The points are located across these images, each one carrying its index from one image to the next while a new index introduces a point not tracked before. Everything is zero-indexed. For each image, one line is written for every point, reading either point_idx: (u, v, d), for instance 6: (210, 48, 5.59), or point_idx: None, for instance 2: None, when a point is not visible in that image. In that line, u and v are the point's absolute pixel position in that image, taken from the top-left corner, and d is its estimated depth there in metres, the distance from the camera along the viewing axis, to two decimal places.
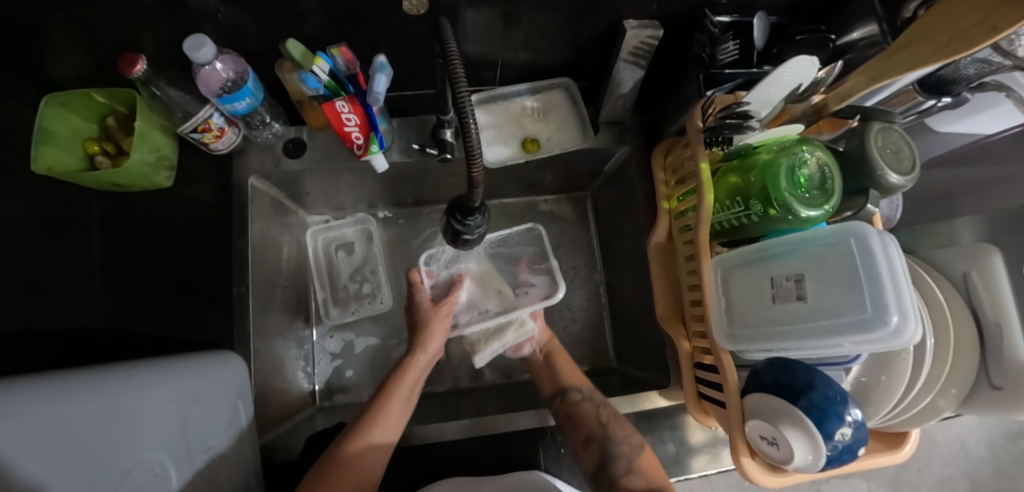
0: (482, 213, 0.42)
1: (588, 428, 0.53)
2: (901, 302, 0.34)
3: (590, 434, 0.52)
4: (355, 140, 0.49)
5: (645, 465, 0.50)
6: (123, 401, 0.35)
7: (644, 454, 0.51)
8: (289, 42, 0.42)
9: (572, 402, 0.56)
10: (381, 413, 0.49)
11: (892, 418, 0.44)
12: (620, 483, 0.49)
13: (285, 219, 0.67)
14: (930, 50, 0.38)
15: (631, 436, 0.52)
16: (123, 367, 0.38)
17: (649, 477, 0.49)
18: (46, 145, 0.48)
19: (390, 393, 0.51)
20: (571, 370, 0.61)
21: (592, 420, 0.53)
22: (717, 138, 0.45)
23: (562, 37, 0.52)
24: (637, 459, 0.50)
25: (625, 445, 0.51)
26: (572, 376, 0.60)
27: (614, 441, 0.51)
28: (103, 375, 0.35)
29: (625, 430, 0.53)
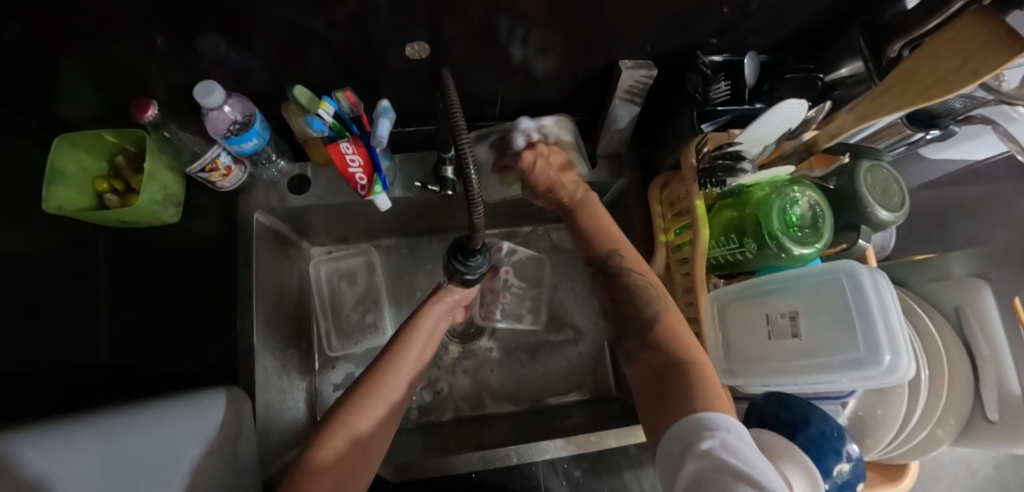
0: (483, 252, 0.42)
1: (607, 306, 0.50)
2: (894, 340, 0.34)
3: (607, 307, 0.50)
4: (360, 181, 0.49)
5: (660, 337, 0.43)
6: (113, 449, 0.35)
7: (665, 317, 0.44)
8: (296, 88, 0.44)
9: (600, 283, 0.50)
10: (371, 395, 0.44)
11: (890, 451, 0.44)
12: (636, 359, 0.44)
13: (288, 251, 0.68)
14: (914, 93, 0.40)
15: (649, 305, 0.45)
16: (114, 419, 0.38)
17: (673, 348, 0.42)
18: (57, 185, 0.48)
19: (393, 359, 0.48)
20: (590, 231, 0.52)
21: (609, 292, 0.49)
22: (711, 178, 0.48)
23: (560, 74, 0.53)
24: (653, 330, 0.44)
25: (643, 311, 0.45)
26: (601, 239, 0.51)
27: (632, 325, 0.46)
28: (88, 432, 0.35)
29: (642, 302, 0.46)
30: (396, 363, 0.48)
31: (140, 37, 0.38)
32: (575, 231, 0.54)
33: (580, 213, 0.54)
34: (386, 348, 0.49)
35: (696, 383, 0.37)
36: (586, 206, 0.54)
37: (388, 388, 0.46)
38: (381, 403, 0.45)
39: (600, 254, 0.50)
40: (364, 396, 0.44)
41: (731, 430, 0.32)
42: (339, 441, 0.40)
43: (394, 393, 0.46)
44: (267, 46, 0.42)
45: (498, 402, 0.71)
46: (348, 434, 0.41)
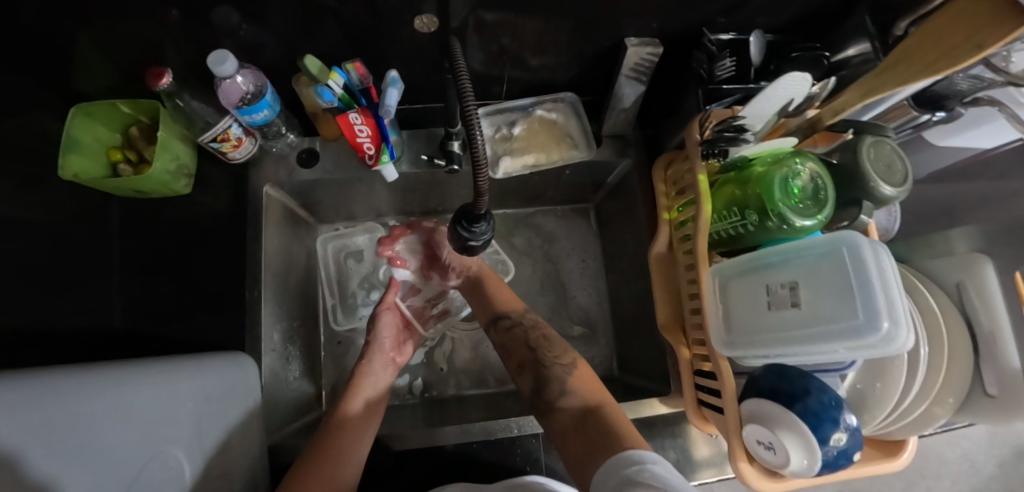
0: (488, 219, 0.43)
1: (520, 355, 0.59)
2: (893, 309, 0.35)
3: (523, 361, 0.58)
4: (367, 151, 0.52)
5: (575, 383, 0.53)
6: (125, 397, 0.34)
7: (576, 368, 0.55)
8: (306, 58, 0.45)
9: (503, 330, 0.62)
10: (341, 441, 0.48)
11: (888, 426, 0.44)
12: (556, 403, 0.52)
13: (296, 227, 0.69)
14: (919, 67, 0.40)
15: (563, 355, 0.57)
16: (126, 368, 0.37)
17: (585, 395, 0.52)
18: (72, 153, 0.50)
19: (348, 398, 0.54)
20: (496, 295, 0.66)
21: (522, 342, 0.60)
22: (712, 151, 0.47)
23: (566, 53, 0.54)
24: (568, 376, 0.54)
25: (557, 365, 0.56)
26: (506, 300, 0.65)
27: (547, 363, 0.57)
28: (101, 376, 0.34)
29: (555, 350, 0.58)
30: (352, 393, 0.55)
31: (155, 7, 0.39)
32: (484, 294, 0.67)
33: (484, 279, 0.68)
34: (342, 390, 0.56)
35: (612, 418, 0.48)
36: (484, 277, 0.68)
37: (351, 412, 0.52)
38: (353, 420, 0.52)
39: (514, 310, 0.64)
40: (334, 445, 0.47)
41: (658, 463, 0.38)
42: (329, 460, 0.46)
43: (356, 416, 0.53)
44: (278, 19, 0.42)
45: (498, 381, 0.71)
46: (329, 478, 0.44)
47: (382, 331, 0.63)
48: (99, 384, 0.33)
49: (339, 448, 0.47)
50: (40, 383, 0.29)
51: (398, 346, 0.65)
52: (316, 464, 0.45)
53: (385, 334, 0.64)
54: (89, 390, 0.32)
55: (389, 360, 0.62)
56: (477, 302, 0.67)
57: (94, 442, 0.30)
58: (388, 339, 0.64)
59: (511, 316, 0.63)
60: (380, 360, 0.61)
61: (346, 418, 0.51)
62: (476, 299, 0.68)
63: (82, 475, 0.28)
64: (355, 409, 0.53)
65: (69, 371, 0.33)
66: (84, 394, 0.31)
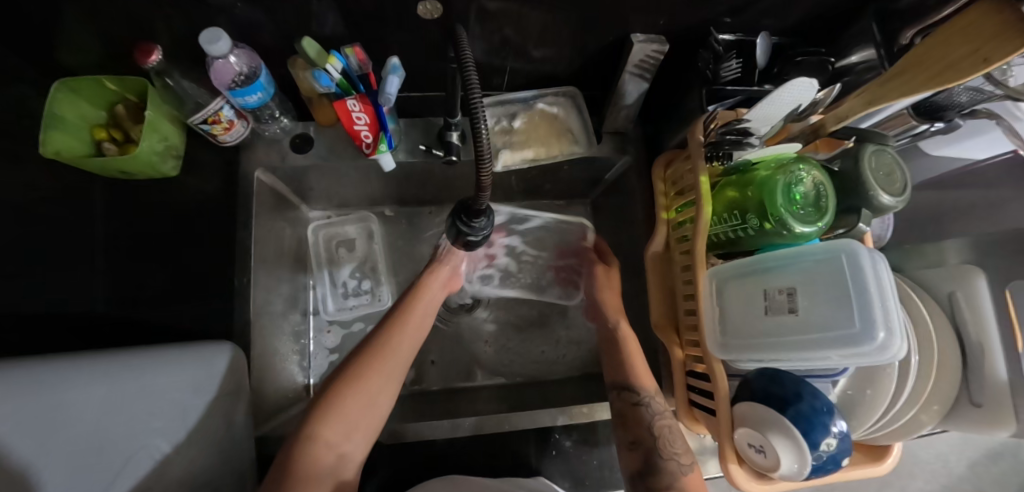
0: (488, 214, 0.42)
1: (638, 432, 0.51)
2: (888, 318, 0.35)
3: (638, 438, 0.50)
4: (365, 139, 0.51)
5: (687, 486, 0.47)
6: (107, 395, 0.37)
7: (693, 476, 0.48)
8: (306, 41, 0.42)
9: (632, 407, 0.53)
10: (365, 385, 0.48)
11: (876, 432, 0.45)
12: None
13: (287, 213, 0.67)
14: (925, 77, 0.40)
15: (685, 454, 0.50)
16: (119, 356, 0.38)
17: None
18: (54, 130, 0.47)
19: (398, 321, 0.54)
20: (638, 370, 0.55)
21: (646, 424, 0.51)
22: (717, 153, 0.48)
23: (571, 46, 0.53)
24: (681, 479, 0.48)
25: (673, 461, 0.49)
26: (647, 377, 0.55)
27: (663, 454, 0.49)
28: (84, 371, 0.37)
29: (676, 445, 0.51)
30: (390, 336, 0.52)
31: None
32: (619, 360, 0.57)
33: (632, 347, 0.57)
34: (380, 325, 0.54)
35: None
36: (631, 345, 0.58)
37: (385, 363, 0.50)
38: (383, 376, 0.49)
39: (648, 389, 0.54)
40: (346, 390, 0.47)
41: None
42: (342, 415, 0.46)
43: (398, 357, 0.51)
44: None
45: (488, 376, 0.71)
46: (345, 414, 0.46)
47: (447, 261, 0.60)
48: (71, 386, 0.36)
49: (347, 395, 0.47)
50: None
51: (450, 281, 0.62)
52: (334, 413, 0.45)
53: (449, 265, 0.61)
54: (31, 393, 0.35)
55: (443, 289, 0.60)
56: (611, 364, 0.57)
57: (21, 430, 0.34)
58: (447, 273, 0.61)
59: (640, 393, 0.54)
60: (440, 280, 0.60)
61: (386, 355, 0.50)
62: (610, 361, 0.58)
63: None
64: (388, 360, 0.50)
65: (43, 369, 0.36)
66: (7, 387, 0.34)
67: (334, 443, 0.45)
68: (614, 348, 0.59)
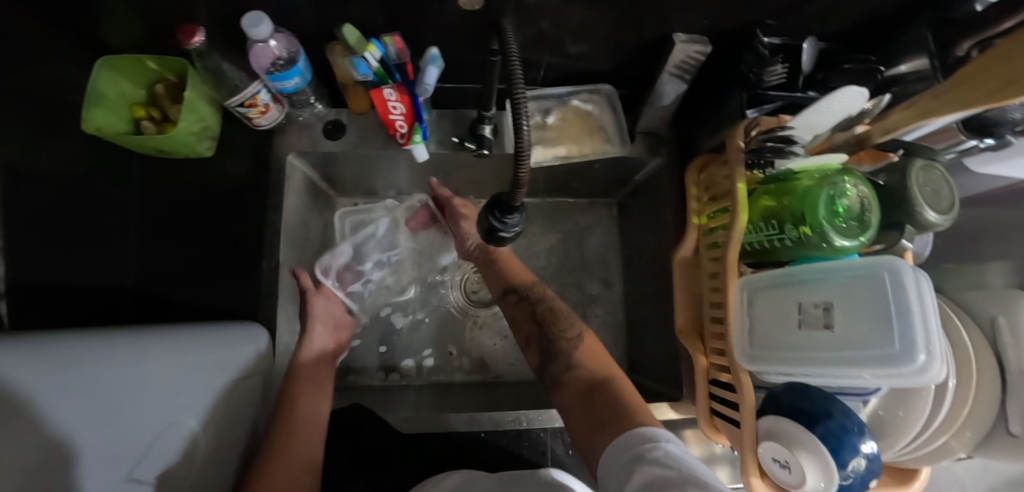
0: (520, 212, 0.42)
1: (526, 329, 0.58)
2: (930, 340, 0.34)
3: (528, 334, 0.58)
4: (400, 128, 0.51)
5: (582, 356, 0.52)
6: (144, 375, 0.35)
7: (586, 343, 0.54)
8: (346, 27, 0.41)
9: (513, 303, 0.60)
10: (284, 443, 0.45)
11: (904, 455, 0.44)
12: (563, 377, 0.51)
13: (315, 198, 0.67)
14: (981, 93, 0.37)
15: (570, 328, 0.55)
16: (144, 338, 0.37)
17: (593, 368, 0.51)
18: (95, 107, 0.48)
19: (298, 376, 0.52)
20: (509, 271, 0.63)
21: (529, 317, 0.58)
22: (759, 160, 0.46)
23: (610, 44, 0.52)
24: (575, 354, 0.52)
25: (563, 343, 0.54)
26: (520, 274, 0.63)
27: (552, 337, 0.55)
28: (109, 350, 0.34)
29: (562, 324, 0.56)
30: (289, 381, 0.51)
31: None
32: (499, 267, 0.65)
33: (498, 256, 0.65)
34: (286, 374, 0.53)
35: (629, 393, 0.46)
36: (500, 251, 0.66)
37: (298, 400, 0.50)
38: (303, 441, 0.46)
39: (525, 283, 0.61)
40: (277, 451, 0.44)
41: (671, 441, 0.37)
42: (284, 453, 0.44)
43: (307, 399, 0.50)
44: None
45: (503, 371, 0.71)
46: (282, 462, 0.43)
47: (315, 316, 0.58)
48: (105, 361, 0.33)
49: (280, 455, 0.44)
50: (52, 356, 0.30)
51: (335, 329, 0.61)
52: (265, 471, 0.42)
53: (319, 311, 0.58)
54: (82, 374, 0.31)
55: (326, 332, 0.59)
56: (491, 275, 0.65)
57: (89, 415, 0.30)
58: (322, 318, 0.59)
59: (521, 290, 0.61)
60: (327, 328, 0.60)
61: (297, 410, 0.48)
62: (486, 269, 0.66)
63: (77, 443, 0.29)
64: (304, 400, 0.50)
65: (48, 345, 0.31)
66: (61, 368, 0.30)
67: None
68: (490, 263, 0.65)
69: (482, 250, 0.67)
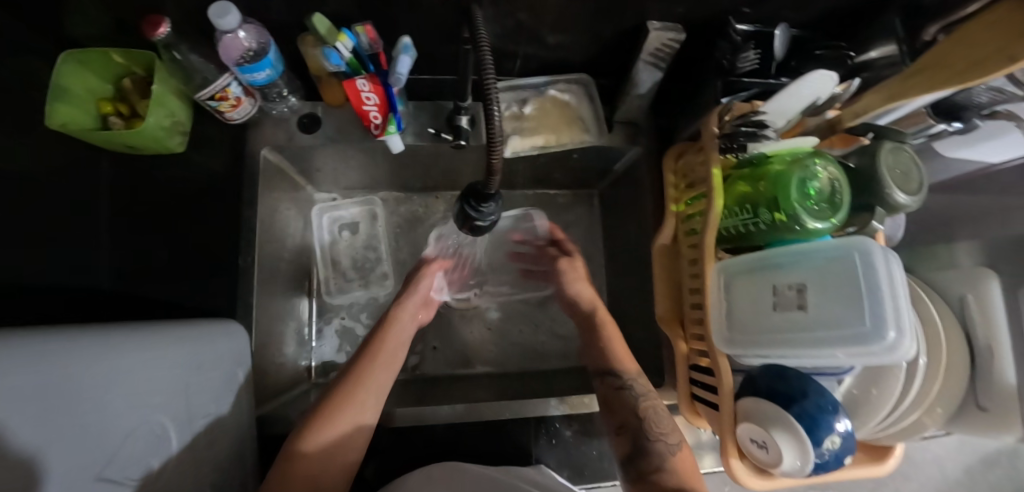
0: (496, 200, 0.42)
1: (623, 414, 0.51)
2: (899, 317, 0.35)
3: (625, 422, 0.50)
4: (373, 120, 0.50)
5: (677, 467, 0.47)
6: (107, 370, 0.32)
7: (680, 455, 0.48)
8: (316, 16, 0.41)
9: (612, 387, 0.53)
10: (352, 400, 0.47)
11: (878, 433, 0.45)
12: (651, 478, 0.46)
13: (293, 194, 0.66)
14: (947, 75, 0.38)
15: (672, 433, 0.50)
16: (97, 330, 0.34)
17: (683, 478, 0.46)
18: (60, 102, 0.47)
19: (385, 335, 0.54)
20: (614, 352, 0.56)
21: (630, 406, 0.51)
22: (731, 144, 0.47)
23: (584, 33, 0.52)
24: (669, 459, 0.48)
25: (661, 441, 0.49)
26: (628, 360, 0.55)
27: (650, 434, 0.49)
28: (69, 342, 0.31)
29: (661, 424, 0.50)
30: (375, 356, 0.51)
31: None
32: (597, 344, 0.58)
33: (607, 328, 0.59)
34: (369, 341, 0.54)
35: None
36: (607, 329, 0.59)
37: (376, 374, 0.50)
38: (367, 401, 0.48)
39: (627, 370, 0.54)
40: (341, 404, 0.46)
41: None
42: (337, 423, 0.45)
43: (387, 367, 0.51)
44: None
45: (488, 364, 0.71)
46: (346, 419, 0.46)
47: (422, 282, 0.62)
48: (69, 354, 0.30)
49: (344, 408, 0.46)
50: (42, 345, 0.29)
51: (426, 304, 0.62)
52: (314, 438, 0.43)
53: (425, 285, 0.62)
54: (48, 369, 0.28)
55: (415, 314, 0.59)
56: (590, 347, 0.58)
57: (53, 418, 0.27)
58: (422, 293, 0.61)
59: (623, 376, 0.54)
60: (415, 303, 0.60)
61: (371, 373, 0.49)
62: (588, 345, 0.59)
63: (71, 443, 0.28)
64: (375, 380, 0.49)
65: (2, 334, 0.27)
66: (33, 361, 0.27)
67: (331, 449, 0.44)
68: (592, 337, 0.59)
69: (590, 316, 0.61)
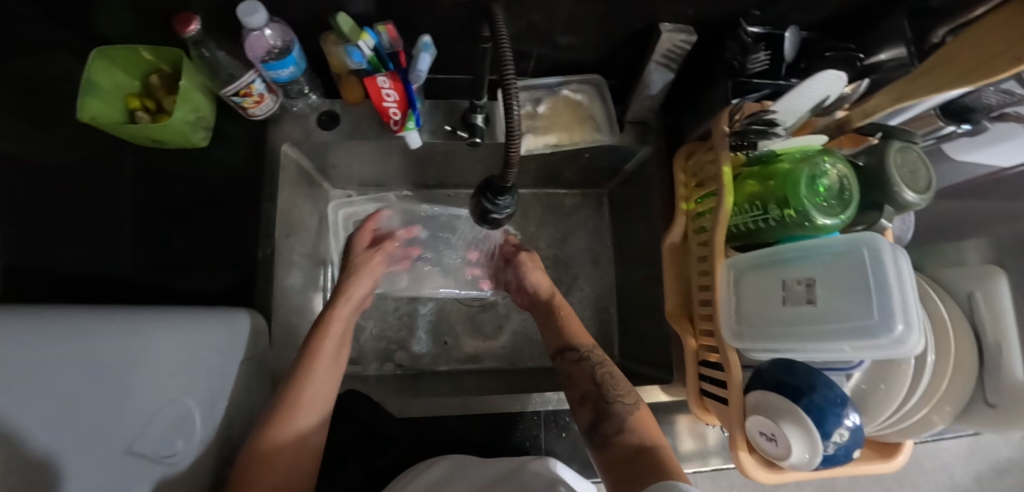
0: (512, 193, 0.43)
1: (584, 387, 0.53)
2: (907, 311, 0.35)
3: (585, 393, 0.52)
4: (394, 116, 0.52)
5: (636, 424, 0.47)
6: (125, 354, 0.33)
7: (640, 411, 0.49)
8: (340, 15, 0.43)
9: (571, 361, 0.55)
10: (304, 390, 0.44)
11: (886, 429, 0.46)
12: (611, 440, 0.47)
13: (310, 190, 0.68)
14: (954, 75, 0.38)
15: (630, 395, 0.51)
16: (118, 314, 0.35)
17: (643, 434, 0.46)
18: (90, 96, 0.49)
19: (323, 334, 0.50)
20: (567, 325, 0.59)
21: (588, 377, 0.53)
22: (742, 142, 0.48)
23: (596, 34, 0.53)
24: (627, 418, 0.48)
25: (618, 403, 0.50)
26: (578, 333, 0.58)
27: (609, 399, 0.50)
28: (84, 331, 0.32)
29: (619, 389, 0.51)
30: (313, 357, 0.47)
31: None
32: (552, 322, 0.60)
33: (561, 311, 0.61)
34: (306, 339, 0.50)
35: (676, 470, 0.42)
36: (560, 306, 0.62)
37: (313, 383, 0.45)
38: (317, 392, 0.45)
39: (582, 343, 0.57)
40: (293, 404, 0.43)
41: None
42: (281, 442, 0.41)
43: (329, 364, 0.48)
44: None
45: (496, 360, 0.72)
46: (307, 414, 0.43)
47: (363, 281, 0.59)
48: (81, 344, 0.31)
49: (298, 405, 0.43)
50: (41, 328, 0.30)
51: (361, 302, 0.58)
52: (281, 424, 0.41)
53: (363, 284, 0.59)
54: (54, 362, 0.29)
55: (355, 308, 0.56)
56: (546, 329, 0.61)
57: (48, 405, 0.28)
58: (360, 294, 0.58)
59: (578, 349, 0.56)
60: (349, 305, 0.56)
61: (314, 370, 0.46)
62: (545, 324, 0.61)
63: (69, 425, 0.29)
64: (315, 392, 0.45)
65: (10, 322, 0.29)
66: (13, 346, 0.27)
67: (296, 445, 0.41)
68: (550, 314, 0.62)
69: (545, 303, 0.63)
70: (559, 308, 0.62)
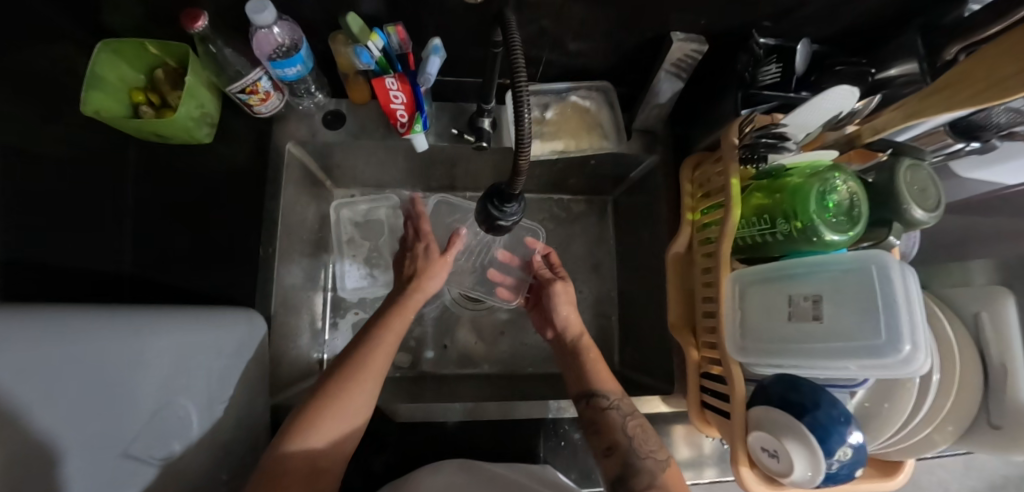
0: (519, 201, 0.43)
1: (609, 438, 0.50)
2: (914, 331, 0.35)
3: (614, 444, 0.49)
4: (400, 118, 0.52)
5: (667, 481, 0.46)
6: (132, 353, 0.33)
7: (671, 469, 0.47)
8: (350, 16, 0.41)
9: (596, 408, 0.52)
10: (347, 395, 0.44)
11: (889, 448, 0.45)
12: None
13: (313, 189, 0.68)
14: (967, 94, 0.37)
15: (660, 450, 0.49)
16: (129, 313, 0.35)
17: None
18: (94, 89, 0.48)
19: (388, 323, 0.51)
20: (595, 372, 0.56)
21: (615, 429, 0.50)
22: (752, 155, 0.48)
23: (606, 41, 0.53)
24: (660, 476, 0.46)
25: (649, 459, 0.47)
26: (604, 381, 0.54)
27: (638, 453, 0.48)
28: (81, 327, 0.30)
29: (651, 443, 0.49)
30: (365, 356, 0.47)
31: None
32: (577, 368, 0.57)
33: (588, 353, 0.58)
34: (366, 327, 0.51)
35: None
36: (586, 350, 0.58)
37: (372, 358, 0.47)
38: (364, 393, 0.45)
39: (609, 393, 0.53)
40: (328, 406, 0.43)
41: None
42: (338, 410, 0.43)
43: (378, 363, 0.47)
44: None
45: (497, 364, 0.72)
46: (343, 415, 0.44)
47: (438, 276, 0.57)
48: (79, 341, 0.29)
49: (329, 413, 0.43)
50: (61, 324, 0.29)
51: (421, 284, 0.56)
52: (315, 421, 0.42)
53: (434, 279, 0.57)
54: (53, 361, 0.27)
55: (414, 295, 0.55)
56: (571, 371, 0.57)
57: (69, 400, 0.28)
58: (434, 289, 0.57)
59: (604, 397, 0.53)
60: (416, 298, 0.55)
61: (363, 371, 0.46)
62: (570, 367, 0.58)
63: (82, 422, 0.29)
64: (376, 365, 0.47)
65: (3, 319, 0.26)
66: (34, 342, 0.27)
67: (331, 444, 0.43)
68: (574, 358, 0.58)
69: (572, 344, 0.60)
70: (589, 353, 0.58)
